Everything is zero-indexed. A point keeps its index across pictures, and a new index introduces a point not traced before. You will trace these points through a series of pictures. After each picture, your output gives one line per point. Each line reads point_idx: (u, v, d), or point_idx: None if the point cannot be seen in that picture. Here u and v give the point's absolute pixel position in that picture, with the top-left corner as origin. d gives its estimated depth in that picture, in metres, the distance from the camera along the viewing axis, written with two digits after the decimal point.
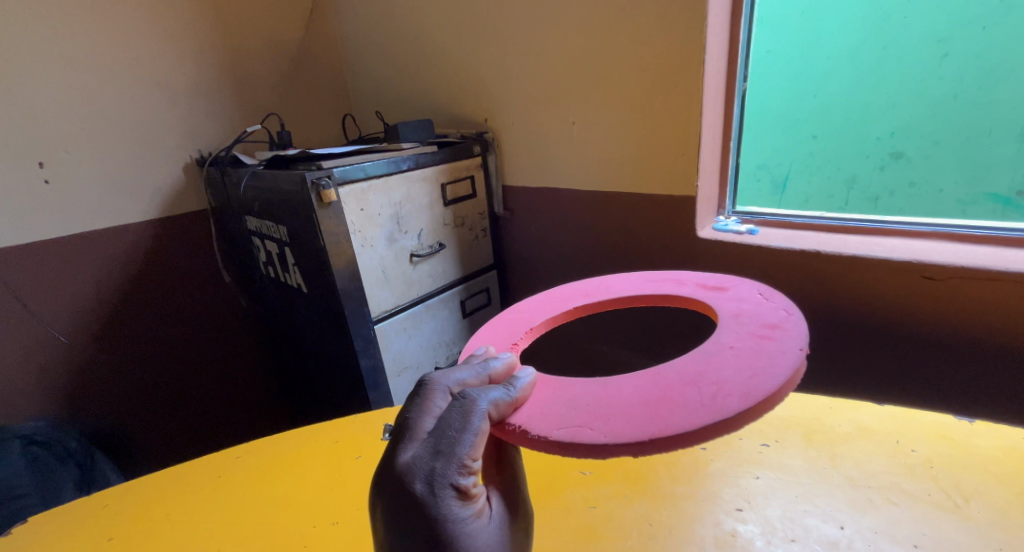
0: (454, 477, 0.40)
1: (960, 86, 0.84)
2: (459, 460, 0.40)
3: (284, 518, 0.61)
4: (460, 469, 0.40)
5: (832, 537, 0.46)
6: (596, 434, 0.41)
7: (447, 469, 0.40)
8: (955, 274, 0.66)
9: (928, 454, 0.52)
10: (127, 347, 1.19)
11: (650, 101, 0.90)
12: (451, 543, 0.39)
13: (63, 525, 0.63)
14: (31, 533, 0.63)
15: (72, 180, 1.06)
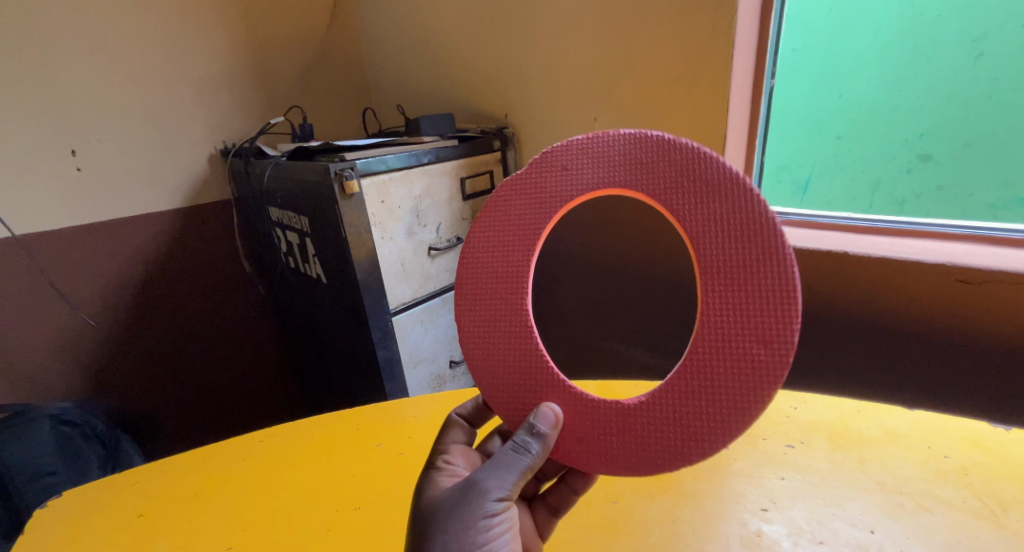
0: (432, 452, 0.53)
1: (994, 87, 0.81)
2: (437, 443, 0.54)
3: (305, 501, 0.62)
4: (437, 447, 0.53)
5: (861, 541, 0.45)
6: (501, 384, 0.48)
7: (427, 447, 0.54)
8: (992, 277, 0.64)
9: (962, 460, 0.51)
10: (151, 332, 1.21)
11: (676, 97, 0.89)
12: (418, 494, 0.48)
13: (94, 503, 0.65)
14: (63, 508, 0.65)
15: (102, 167, 1.08)
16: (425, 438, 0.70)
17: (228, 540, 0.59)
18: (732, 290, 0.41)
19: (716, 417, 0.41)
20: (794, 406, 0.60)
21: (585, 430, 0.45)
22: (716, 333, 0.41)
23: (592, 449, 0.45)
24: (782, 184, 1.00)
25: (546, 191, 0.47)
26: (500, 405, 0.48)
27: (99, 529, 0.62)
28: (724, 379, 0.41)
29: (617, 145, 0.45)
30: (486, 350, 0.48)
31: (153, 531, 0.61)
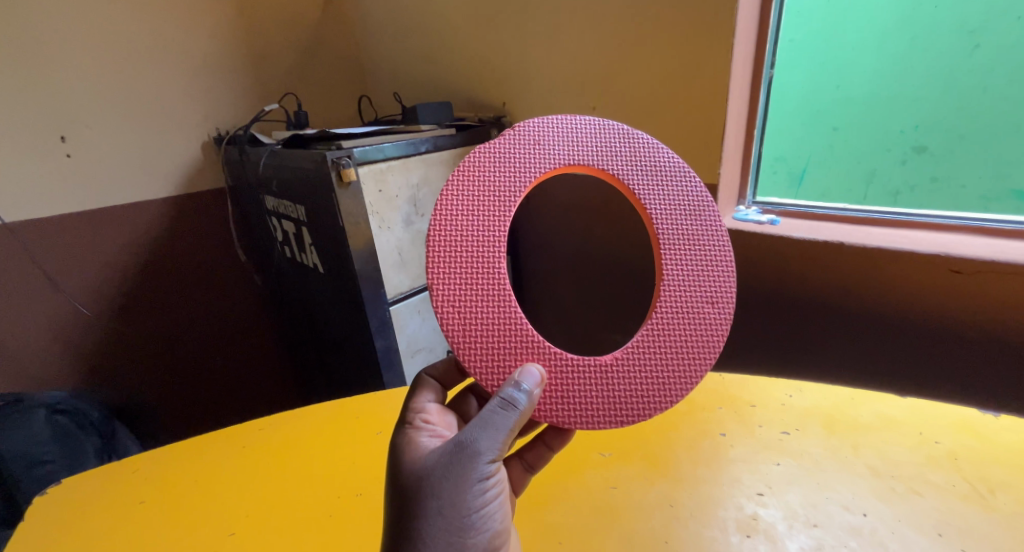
0: (410, 417, 0.52)
1: (991, 77, 0.79)
2: (413, 407, 0.53)
3: (306, 487, 0.63)
4: (414, 412, 0.53)
5: (855, 524, 0.46)
6: (478, 346, 0.46)
7: (404, 412, 0.53)
8: (985, 267, 0.65)
9: (953, 445, 0.52)
10: (146, 322, 1.21)
11: (673, 88, 0.89)
12: (404, 459, 0.47)
13: (95, 490, 0.66)
14: (63, 495, 0.65)
15: (92, 154, 1.07)
16: None
17: (231, 526, 0.60)
18: (687, 259, 0.50)
19: (681, 365, 0.49)
20: (789, 393, 0.61)
21: (564, 388, 0.47)
22: (677, 296, 0.49)
23: (573, 406, 0.47)
24: (778, 175, 0.99)
25: (521, 163, 0.48)
26: (482, 373, 0.46)
27: (100, 517, 0.62)
28: (687, 332, 0.49)
29: (583, 127, 0.50)
30: (464, 319, 0.46)
31: (156, 517, 0.62)
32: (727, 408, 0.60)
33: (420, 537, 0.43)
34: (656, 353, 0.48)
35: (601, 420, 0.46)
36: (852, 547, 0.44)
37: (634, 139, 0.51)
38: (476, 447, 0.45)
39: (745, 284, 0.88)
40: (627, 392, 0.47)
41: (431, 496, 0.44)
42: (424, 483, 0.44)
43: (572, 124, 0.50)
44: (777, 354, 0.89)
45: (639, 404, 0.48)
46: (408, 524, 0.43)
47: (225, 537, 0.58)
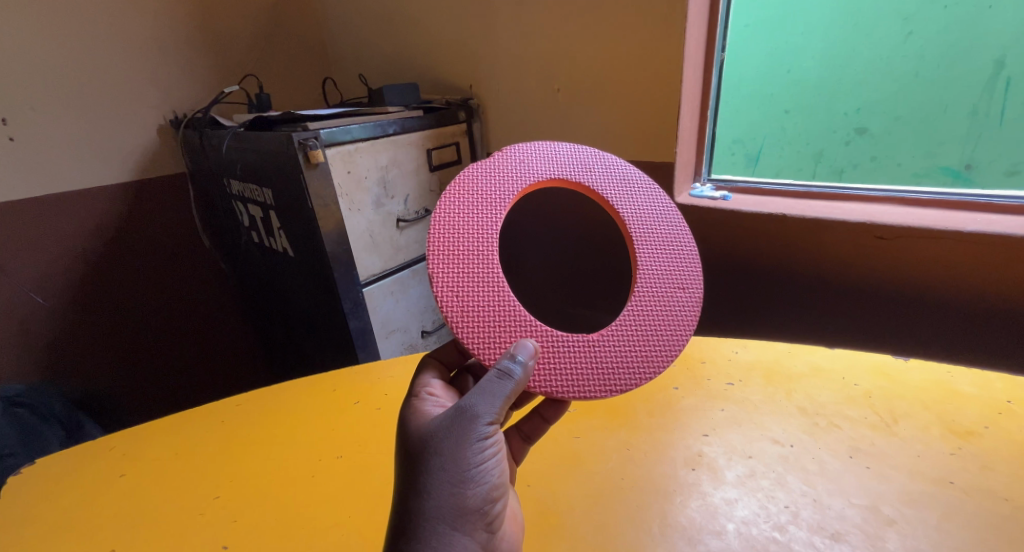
0: (417, 389, 0.54)
1: (922, 63, 0.85)
2: (418, 381, 0.55)
3: (289, 453, 0.64)
4: (420, 384, 0.54)
5: (781, 453, 0.52)
6: (476, 327, 0.48)
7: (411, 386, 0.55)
8: (902, 233, 0.72)
9: (870, 386, 0.58)
10: (107, 306, 1.19)
11: (628, 70, 0.94)
12: (407, 425, 0.49)
13: (71, 468, 0.65)
14: (39, 473, 0.64)
15: (41, 137, 1.04)
16: (400, 393, 0.72)
17: (216, 491, 0.60)
18: (658, 252, 0.55)
19: (662, 346, 0.52)
20: (735, 350, 0.67)
21: (559, 360, 0.49)
22: (653, 284, 0.54)
23: (567, 378, 0.49)
24: (735, 157, 1.02)
25: (511, 174, 0.54)
26: (481, 349, 0.48)
27: (79, 491, 0.62)
28: (663, 315, 0.53)
29: (562, 148, 0.57)
30: (462, 301, 0.48)
31: (139, 489, 0.61)
32: (681, 365, 0.66)
33: (420, 493, 0.44)
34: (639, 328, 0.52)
35: (595, 389, 0.48)
36: (779, 471, 0.50)
37: (605, 159, 0.58)
38: (475, 412, 0.46)
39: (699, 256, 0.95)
40: (615, 362, 0.50)
41: (430, 458, 0.45)
42: (424, 444, 0.45)
43: (554, 146, 0.57)
44: (729, 321, 0.96)
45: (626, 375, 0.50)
46: (409, 481, 0.44)
47: (211, 501, 0.59)
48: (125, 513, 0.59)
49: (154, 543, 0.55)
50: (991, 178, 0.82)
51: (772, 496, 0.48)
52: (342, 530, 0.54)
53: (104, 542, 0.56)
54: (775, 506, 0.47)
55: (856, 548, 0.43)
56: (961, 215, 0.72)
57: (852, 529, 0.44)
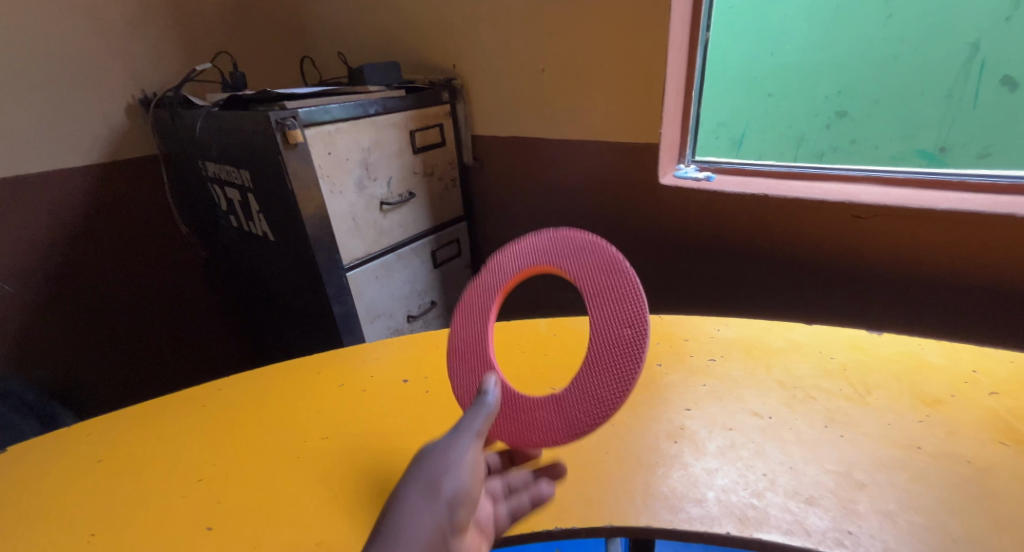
0: None
1: (901, 45, 0.84)
2: None
3: (271, 437, 0.56)
4: None
5: (759, 424, 0.51)
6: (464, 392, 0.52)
7: None
8: (880, 212, 0.74)
9: (845, 359, 0.59)
10: (72, 290, 1.15)
11: (613, 51, 0.94)
12: None
13: (38, 458, 0.57)
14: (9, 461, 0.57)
15: (5, 117, 1.00)
16: (388, 373, 0.66)
17: (196, 474, 0.53)
18: (606, 306, 0.48)
19: (609, 402, 0.46)
20: (717, 327, 0.68)
21: (525, 409, 0.49)
22: (602, 336, 0.48)
23: (534, 424, 0.48)
24: (720, 141, 1.04)
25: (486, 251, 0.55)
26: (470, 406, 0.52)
27: (45, 483, 0.53)
28: (611, 368, 0.47)
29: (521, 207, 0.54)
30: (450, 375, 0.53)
31: (113, 477, 0.54)
32: (665, 343, 0.66)
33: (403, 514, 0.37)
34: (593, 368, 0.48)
35: (557, 435, 0.47)
36: (758, 441, 0.49)
37: (561, 233, 0.51)
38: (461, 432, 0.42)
39: (684, 238, 0.96)
40: (566, 397, 0.48)
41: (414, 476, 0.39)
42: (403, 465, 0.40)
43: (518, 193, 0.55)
44: (712, 300, 0.97)
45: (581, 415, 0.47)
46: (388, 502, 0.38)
47: (193, 484, 0.51)
48: (100, 504, 0.51)
49: (130, 533, 0.47)
50: (963, 160, 0.84)
51: (749, 463, 0.47)
52: (345, 514, 0.47)
53: (75, 536, 0.48)
54: (753, 474, 0.46)
55: (828, 512, 0.42)
56: (937, 194, 0.74)
57: (825, 495, 0.43)
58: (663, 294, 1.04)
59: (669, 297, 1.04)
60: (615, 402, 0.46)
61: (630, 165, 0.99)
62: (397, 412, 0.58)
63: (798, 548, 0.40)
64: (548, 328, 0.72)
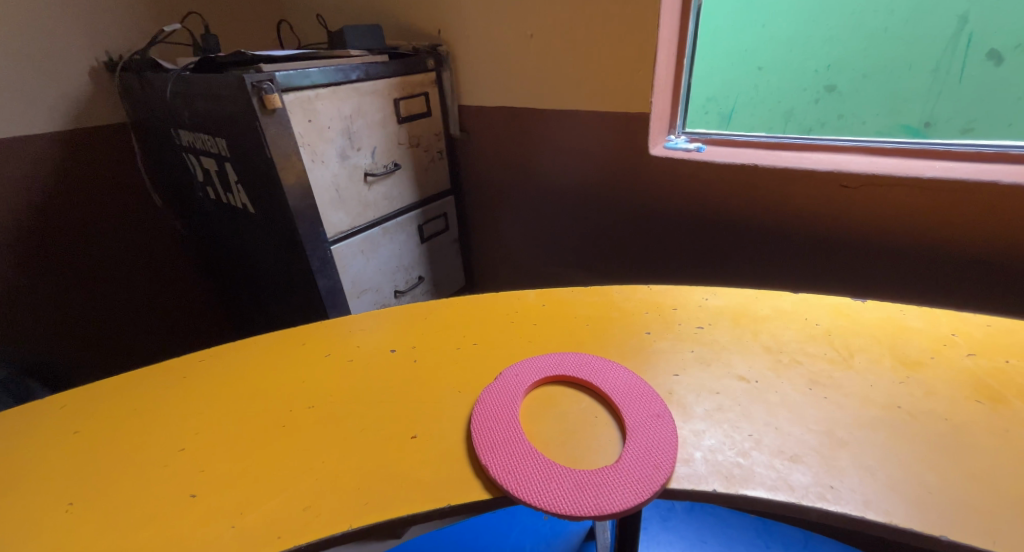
0: None
1: (890, 18, 0.83)
2: None
3: (254, 408, 0.54)
4: None
5: (747, 388, 0.52)
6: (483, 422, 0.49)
7: None
8: (867, 181, 0.75)
9: (830, 325, 0.60)
10: (41, 260, 1.10)
11: (602, 16, 0.91)
12: None
13: (9, 423, 0.54)
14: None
15: None
16: (374, 344, 0.65)
17: (180, 443, 0.50)
18: (640, 438, 0.46)
19: (631, 482, 0.43)
20: (705, 296, 0.68)
21: (540, 464, 0.45)
22: (638, 437, 0.46)
23: (542, 480, 0.43)
24: (709, 115, 1.03)
25: (536, 365, 0.56)
26: (482, 437, 0.48)
27: (17, 449, 0.51)
28: (640, 457, 0.44)
29: (580, 364, 0.56)
30: (482, 404, 0.52)
31: (91, 444, 0.51)
32: (653, 312, 0.66)
33: None
34: (619, 468, 0.44)
35: (564, 501, 0.42)
36: (744, 405, 0.50)
37: (624, 378, 0.54)
38: None
39: (673, 209, 0.96)
40: (590, 481, 0.43)
41: None
42: None
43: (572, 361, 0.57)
44: (700, 272, 0.98)
45: (591, 499, 0.42)
46: None
47: (177, 453, 0.49)
48: (77, 473, 0.48)
49: (111, 502, 0.45)
50: (947, 134, 0.83)
51: (735, 424, 0.48)
52: (337, 482, 0.46)
53: (50, 506, 0.45)
54: (739, 435, 0.46)
55: (811, 468, 0.43)
56: (924, 163, 0.75)
57: (808, 452, 0.44)
58: (652, 266, 1.04)
59: (659, 270, 1.04)
60: (635, 487, 0.42)
61: (620, 136, 0.97)
62: (385, 383, 0.57)
63: (780, 502, 0.41)
64: (538, 299, 0.71)
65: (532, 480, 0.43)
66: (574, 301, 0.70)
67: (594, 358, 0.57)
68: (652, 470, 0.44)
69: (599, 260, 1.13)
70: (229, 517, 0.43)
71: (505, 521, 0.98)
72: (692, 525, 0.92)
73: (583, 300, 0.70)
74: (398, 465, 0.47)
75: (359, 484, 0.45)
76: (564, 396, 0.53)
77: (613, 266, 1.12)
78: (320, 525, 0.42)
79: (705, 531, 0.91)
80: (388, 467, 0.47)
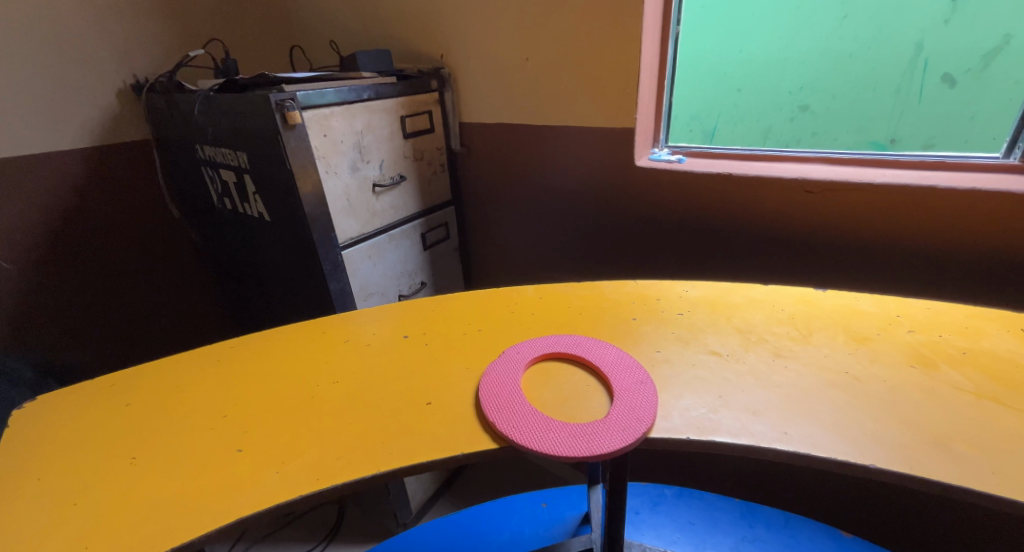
0: None
1: (854, 45, 0.93)
2: None
3: (285, 383, 0.61)
4: None
5: (721, 361, 0.60)
6: (490, 391, 0.57)
7: None
8: (827, 187, 0.84)
9: (794, 309, 0.68)
10: (66, 266, 1.17)
11: (590, 43, 1.02)
12: None
13: (66, 399, 0.60)
14: (35, 403, 0.59)
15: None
16: (388, 330, 0.71)
17: (222, 411, 0.57)
18: (625, 399, 0.54)
19: (618, 432, 0.50)
20: (686, 289, 0.76)
21: (541, 421, 0.52)
22: (625, 399, 0.54)
23: (543, 432, 0.51)
24: (693, 133, 1.12)
25: (535, 345, 0.64)
26: (489, 402, 0.55)
27: (77, 419, 0.57)
28: (625, 413, 0.52)
29: (574, 342, 0.64)
30: (488, 377, 0.59)
31: (142, 415, 0.57)
32: (639, 302, 0.74)
33: None
34: (607, 421, 0.51)
35: (562, 447, 0.49)
36: (719, 374, 0.57)
37: (612, 352, 0.61)
38: None
39: (657, 215, 1.05)
40: (583, 431, 0.50)
41: None
42: None
43: (567, 340, 0.64)
44: (685, 273, 1.06)
45: (584, 444, 0.49)
46: None
47: (220, 419, 0.56)
48: (133, 437, 0.54)
49: (167, 458, 0.51)
50: (910, 148, 0.92)
51: (707, 388, 0.55)
52: (363, 438, 0.52)
53: (114, 460, 0.51)
54: (711, 397, 0.54)
55: (771, 421, 0.50)
56: (878, 171, 0.84)
57: (769, 408, 0.52)
58: (641, 268, 1.12)
59: (646, 272, 1.12)
60: (620, 435, 0.50)
61: (608, 149, 1.07)
62: (402, 362, 0.64)
63: (742, 445, 0.49)
64: (536, 293, 0.79)
65: (535, 433, 0.51)
66: (568, 294, 0.78)
67: (586, 338, 0.64)
68: (636, 423, 0.51)
69: (591, 264, 1.21)
70: (271, 466, 0.50)
71: (504, 509, 1.04)
72: (681, 509, 0.98)
73: (577, 293, 0.78)
74: (417, 425, 0.54)
75: (383, 440, 0.52)
76: (560, 369, 0.61)
77: (605, 270, 1.19)
78: (352, 470, 0.49)
79: (693, 513, 0.96)
80: (408, 427, 0.54)
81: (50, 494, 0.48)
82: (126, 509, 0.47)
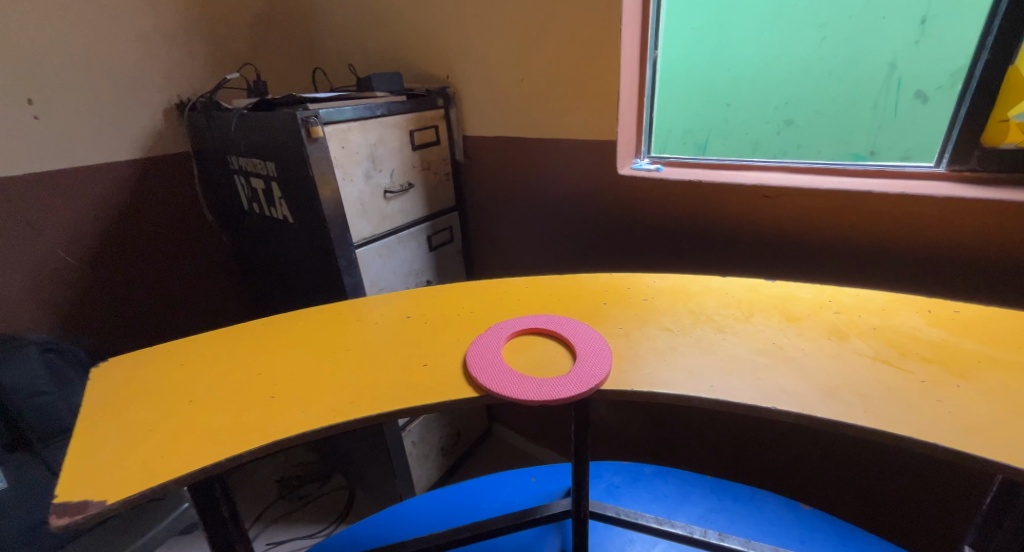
0: None
1: (833, 66, 1.02)
2: None
3: (307, 350, 0.73)
4: None
5: (672, 335, 0.70)
6: (475, 356, 0.68)
7: None
8: (783, 192, 0.95)
9: (744, 296, 0.78)
10: (115, 262, 1.31)
11: (577, 67, 1.14)
12: None
13: (130, 361, 0.72)
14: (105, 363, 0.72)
15: (62, 116, 1.18)
16: (394, 312, 0.83)
17: (256, 369, 0.69)
18: (586, 361, 0.65)
19: (575, 384, 0.61)
20: (653, 279, 0.87)
21: (515, 376, 0.63)
22: (584, 361, 0.65)
23: (515, 383, 0.62)
24: (687, 144, 1.22)
25: (515, 322, 0.75)
26: (474, 363, 0.67)
27: (141, 375, 0.69)
28: (583, 371, 0.63)
29: (548, 320, 0.75)
30: (475, 346, 0.70)
31: (193, 372, 0.69)
32: (611, 290, 0.85)
33: None
34: (568, 376, 0.62)
35: (530, 394, 0.60)
36: (670, 345, 0.68)
37: (579, 328, 0.73)
38: None
39: (638, 218, 1.16)
40: (547, 383, 0.62)
41: None
42: None
43: (543, 319, 0.76)
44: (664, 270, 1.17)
45: (547, 392, 0.60)
46: None
47: (255, 375, 0.68)
48: (186, 388, 0.66)
49: (214, 402, 0.63)
50: (889, 159, 1.00)
51: (656, 355, 0.66)
52: (371, 390, 0.64)
53: (172, 404, 0.64)
54: (658, 361, 0.65)
55: (706, 380, 0.61)
56: (829, 179, 0.94)
57: (706, 370, 0.62)
58: (625, 266, 1.23)
59: (630, 269, 1.23)
60: (577, 386, 0.61)
61: (595, 160, 1.18)
62: (404, 335, 0.76)
63: (676, 395, 0.59)
64: (523, 283, 0.90)
65: (509, 384, 0.62)
66: (550, 283, 0.89)
67: (559, 317, 0.76)
68: (592, 378, 0.62)
69: (582, 263, 1.33)
70: (297, 408, 0.62)
71: (497, 483, 1.15)
72: (659, 484, 1.07)
73: (558, 283, 0.89)
74: (414, 380, 0.65)
75: (387, 390, 0.64)
76: (535, 341, 0.72)
77: (594, 269, 1.31)
78: (361, 411, 0.61)
79: (670, 487, 1.06)
80: (408, 381, 0.65)
81: (125, 426, 0.61)
82: (186, 435, 0.59)
